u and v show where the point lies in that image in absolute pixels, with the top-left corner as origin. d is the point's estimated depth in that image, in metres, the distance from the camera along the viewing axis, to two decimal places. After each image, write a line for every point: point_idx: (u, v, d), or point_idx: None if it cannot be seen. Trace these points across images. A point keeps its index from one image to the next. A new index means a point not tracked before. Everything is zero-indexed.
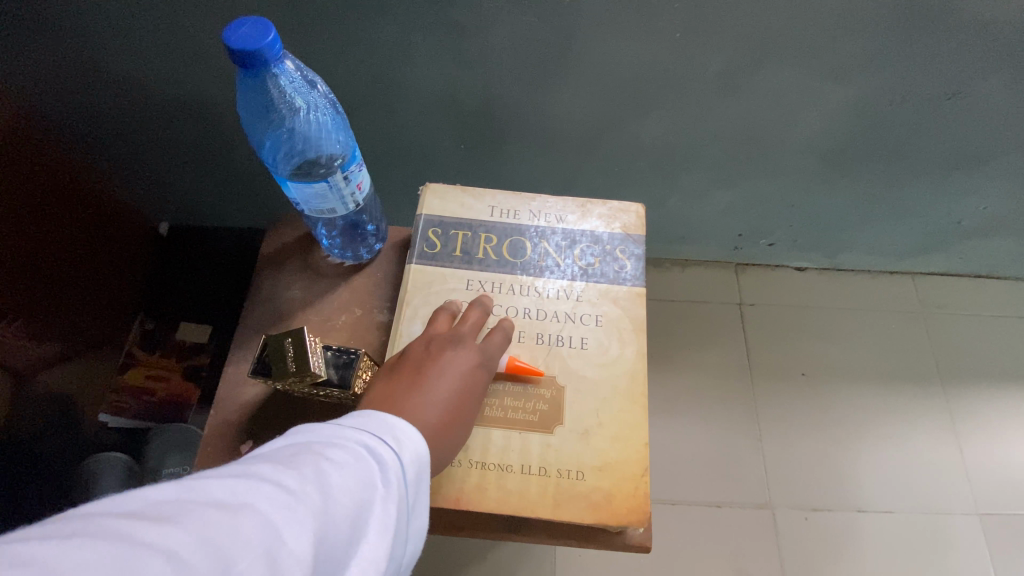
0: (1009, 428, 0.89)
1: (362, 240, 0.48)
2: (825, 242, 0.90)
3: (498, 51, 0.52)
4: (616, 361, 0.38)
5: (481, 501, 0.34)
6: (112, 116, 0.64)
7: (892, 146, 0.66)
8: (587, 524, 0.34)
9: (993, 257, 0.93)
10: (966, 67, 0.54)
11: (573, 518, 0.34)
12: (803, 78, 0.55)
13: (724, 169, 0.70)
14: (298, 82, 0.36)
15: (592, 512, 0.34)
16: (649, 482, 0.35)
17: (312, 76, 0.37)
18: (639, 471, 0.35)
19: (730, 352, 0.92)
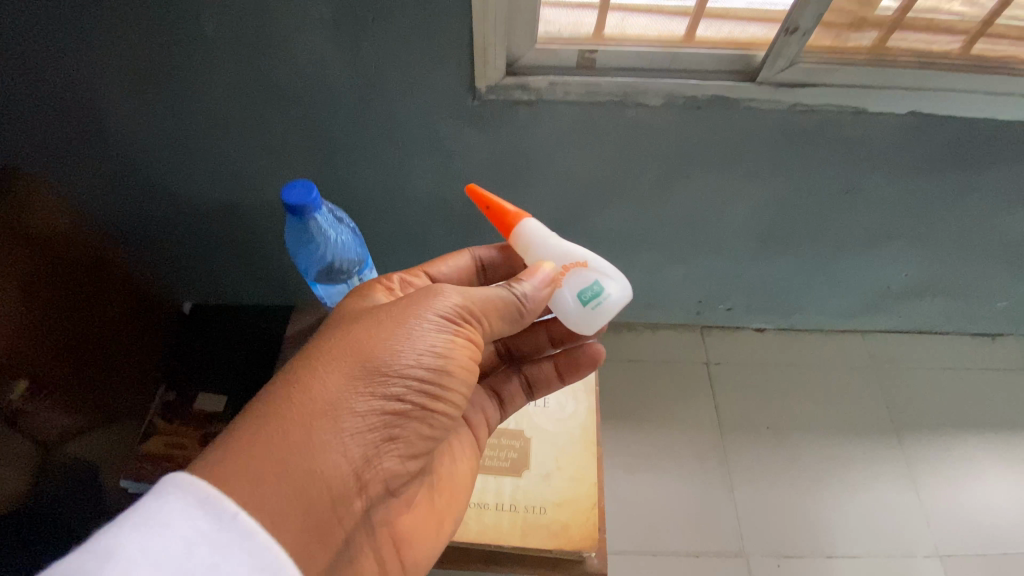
0: (962, 472, 0.96)
1: None
2: (777, 306, 1.01)
3: (478, 167, 0.65)
4: (569, 418, 0.52)
5: (466, 532, 0.46)
6: (157, 222, 0.78)
7: (812, 229, 0.79)
8: (550, 549, 0.45)
9: (929, 315, 1.04)
10: (853, 170, 0.68)
11: (539, 545, 0.45)
12: (724, 180, 0.69)
13: (675, 248, 0.83)
14: (331, 221, 0.49)
15: (553, 538, 0.45)
16: (598, 513, 0.46)
17: (335, 214, 0.50)
18: (589, 504, 0.47)
19: (701, 408, 1.01)
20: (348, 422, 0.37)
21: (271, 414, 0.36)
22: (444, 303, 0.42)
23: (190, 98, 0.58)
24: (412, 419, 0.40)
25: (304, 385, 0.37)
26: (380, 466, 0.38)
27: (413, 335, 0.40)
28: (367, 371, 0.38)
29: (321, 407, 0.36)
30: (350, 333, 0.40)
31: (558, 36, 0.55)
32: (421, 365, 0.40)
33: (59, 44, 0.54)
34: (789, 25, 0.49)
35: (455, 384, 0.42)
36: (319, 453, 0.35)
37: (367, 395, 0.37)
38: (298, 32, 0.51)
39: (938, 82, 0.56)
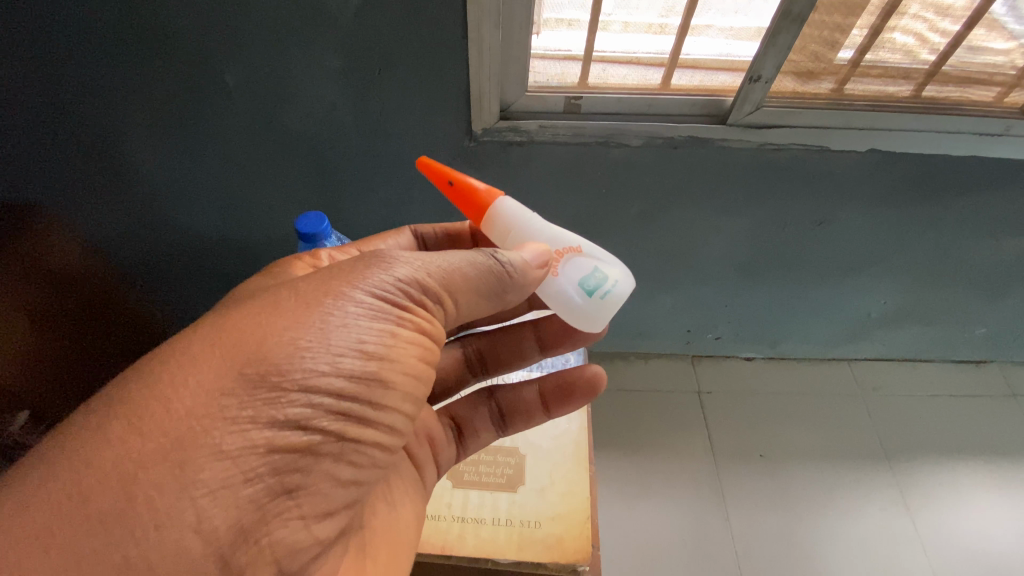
0: (954, 498, 0.97)
1: None
2: (764, 335, 1.04)
3: None
4: (563, 434, 0.56)
5: (462, 547, 0.49)
6: (169, 263, 0.79)
7: (791, 259, 0.83)
8: (545, 563, 0.48)
9: (912, 343, 1.07)
10: (824, 204, 0.73)
11: (534, 558, 0.48)
12: (703, 212, 0.73)
13: (662, 278, 0.87)
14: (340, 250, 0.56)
15: (547, 551, 0.48)
16: (590, 527, 0.50)
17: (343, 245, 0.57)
18: (582, 519, 0.50)
19: (695, 437, 1.02)
20: (211, 472, 0.29)
21: (87, 463, 0.28)
22: (378, 286, 0.36)
23: (205, 140, 0.62)
24: (320, 453, 0.33)
25: (142, 419, 0.29)
26: (271, 530, 0.32)
27: (331, 332, 0.33)
28: (251, 388, 0.31)
29: (165, 455, 0.29)
30: (229, 334, 0.32)
31: (546, 84, 0.60)
32: (339, 374, 0.33)
33: (83, 79, 0.56)
34: (753, 74, 0.54)
35: (389, 398, 0.35)
36: (157, 525, 0.28)
37: (247, 426, 0.30)
38: (310, 81, 0.56)
39: (897, 124, 0.61)
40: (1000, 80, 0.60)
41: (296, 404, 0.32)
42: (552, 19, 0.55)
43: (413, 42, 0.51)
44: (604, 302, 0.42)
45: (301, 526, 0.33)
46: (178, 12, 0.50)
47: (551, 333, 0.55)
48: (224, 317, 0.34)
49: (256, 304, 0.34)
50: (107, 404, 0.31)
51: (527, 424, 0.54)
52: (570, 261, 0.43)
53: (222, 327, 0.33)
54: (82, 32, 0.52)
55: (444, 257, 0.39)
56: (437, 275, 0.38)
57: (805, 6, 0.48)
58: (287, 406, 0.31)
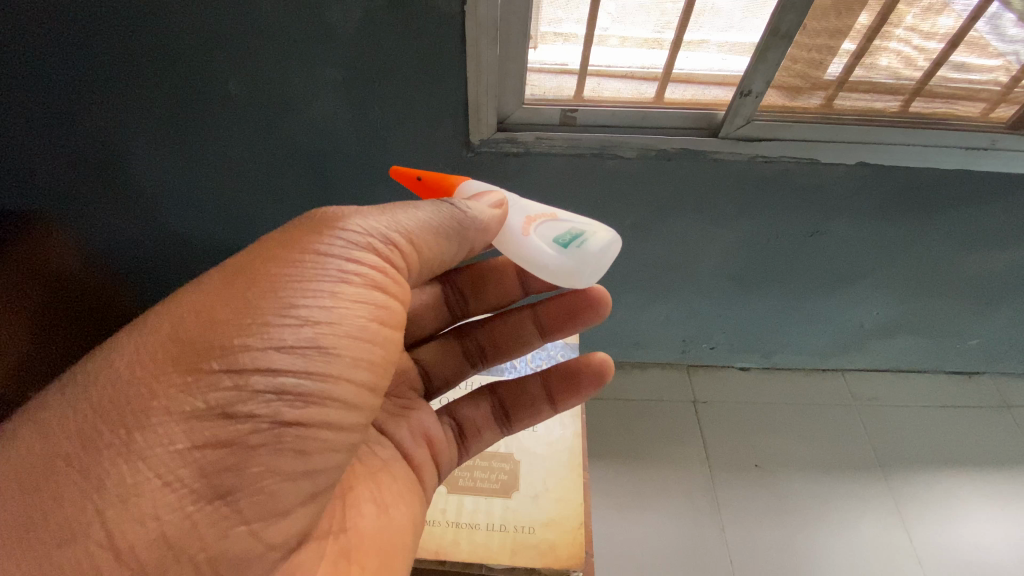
0: (949, 509, 0.97)
1: None
2: (759, 345, 1.05)
3: None
4: (558, 440, 0.58)
5: (456, 552, 0.50)
6: (169, 270, 0.81)
7: (783, 270, 0.84)
8: (538, 569, 0.49)
9: (907, 354, 1.08)
10: (814, 216, 0.74)
11: (527, 563, 0.49)
12: (696, 224, 0.75)
13: (655, 289, 0.88)
14: None
15: (541, 557, 0.49)
16: (582, 533, 0.51)
17: None
18: (574, 525, 0.51)
19: (690, 448, 1.02)
20: (121, 476, 0.31)
21: (3, 474, 0.31)
22: (312, 259, 0.37)
23: (208, 150, 0.64)
24: (255, 444, 0.33)
25: (54, 427, 0.32)
26: (209, 538, 0.33)
27: (256, 305, 0.34)
28: (170, 376, 0.32)
29: (72, 462, 0.31)
30: (149, 327, 0.34)
31: (542, 97, 0.61)
32: (270, 345, 0.34)
33: (86, 92, 0.58)
34: (743, 89, 0.56)
35: (336, 364, 0.35)
36: (64, 539, 0.30)
37: (168, 420, 0.32)
38: (310, 93, 0.57)
39: (884, 137, 0.62)
40: (985, 97, 0.61)
41: (216, 387, 0.33)
42: (548, 35, 0.56)
43: (411, 56, 0.53)
44: (583, 251, 0.40)
45: (246, 532, 0.34)
46: (181, 26, 0.52)
47: (555, 319, 0.56)
48: (150, 312, 0.36)
49: (182, 293, 0.36)
50: (31, 415, 0.33)
51: (532, 419, 0.55)
52: (546, 222, 0.42)
53: (145, 323, 0.35)
54: (82, 49, 0.54)
55: (387, 214, 0.39)
56: (376, 233, 0.39)
57: (792, 24, 0.50)
58: (206, 390, 0.32)
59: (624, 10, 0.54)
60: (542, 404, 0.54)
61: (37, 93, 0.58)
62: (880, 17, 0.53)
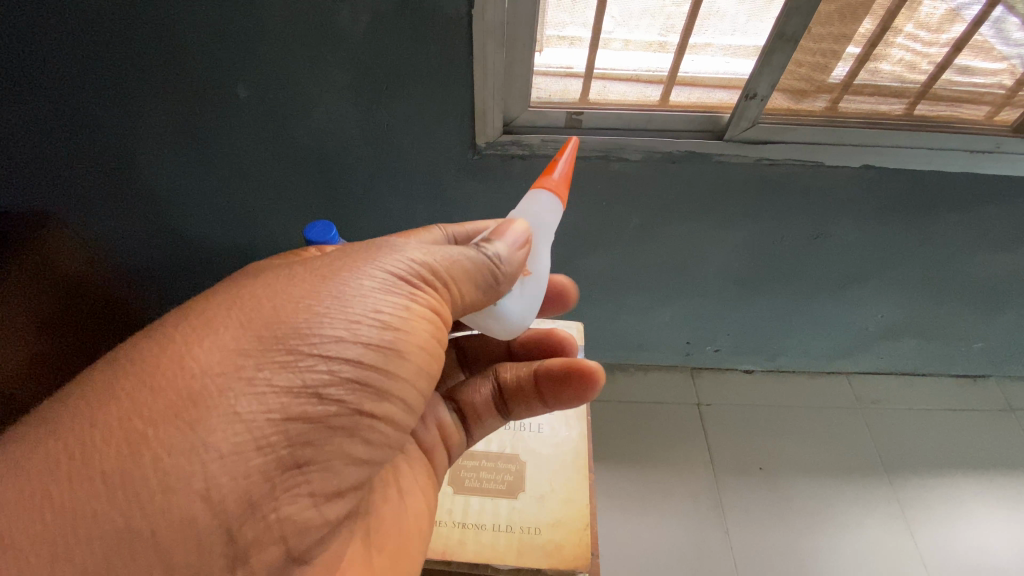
0: (955, 513, 0.97)
1: None
2: (763, 347, 1.05)
3: (477, 212, 0.72)
4: (563, 441, 0.58)
5: (462, 553, 0.50)
6: (176, 270, 0.81)
7: (788, 273, 0.84)
8: (544, 569, 0.50)
9: (911, 357, 1.08)
10: (819, 219, 0.74)
11: (534, 564, 0.50)
12: (701, 227, 0.75)
13: (660, 291, 0.88)
14: None
15: (547, 558, 0.50)
16: (588, 534, 0.52)
17: None
18: (580, 526, 0.52)
19: (694, 450, 1.02)
20: (222, 434, 0.31)
21: (95, 421, 0.31)
22: (391, 268, 0.39)
23: (215, 151, 0.64)
24: (334, 425, 0.35)
25: (154, 378, 0.32)
26: (280, 504, 0.34)
27: (347, 301, 0.36)
28: (269, 350, 0.33)
29: (176, 414, 0.31)
30: (243, 303, 0.35)
31: (548, 100, 0.62)
32: (357, 339, 0.35)
33: (97, 95, 0.59)
34: (749, 92, 0.56)
35: (405, 369, 0.38)
36: (164, 488, 0.30)
37: (264, 390, 0.33)
38: (319, 95, 0.57)
39: (889, 140, 0.63)
40: (990, 100, 0.61)
41: (313, 369, 0.34)
42: (553, 38, 0.57)
43: (420, 59, 0.53)
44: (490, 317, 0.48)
45: (309, 502, 0.35)
46: (191, 27, 0.52)
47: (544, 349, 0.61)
48: (238, 288, 0.37)
49: (269, 279, 0.37)
50: (116, 368, 0.33)
51: (528, 412, 0.54)
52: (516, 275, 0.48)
53: (236, 297, 0.36)
54: (94, 47, 0.54)
55: (445, 248, 0.41)
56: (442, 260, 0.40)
57: (799, 27, 0.50)
58: (305, 371, 0.34)
59: (629, 14, 0.54)
60: (536, 399, 0.53)
61: (45, 95, 0.59)
62: (884, 23, 0.53)
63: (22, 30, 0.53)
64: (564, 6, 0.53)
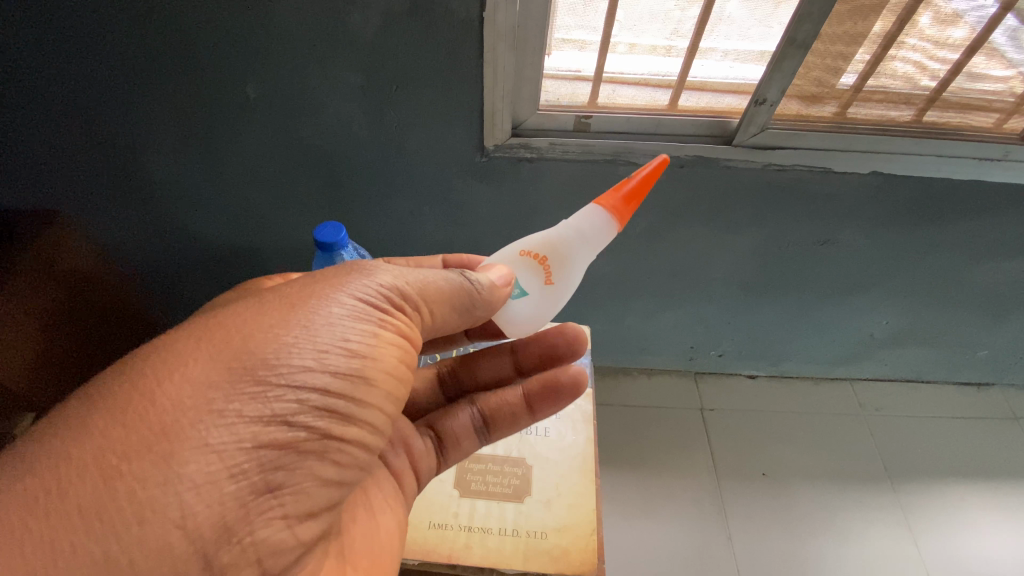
0: (956, 520, 0.97)
1: None
2: (767, 353, 1.04)
3: (483, 215, 0.72)
4: (571, 445, 0.58)
5: (469, 557, 0.50)
6: (176, 272, 0.82)
7: (793, 278, 0.84)
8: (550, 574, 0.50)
9: (916, 364, 1.07)
10: (825, 224, 0.74)
11: (540, 569, 0.50)
12: (707, 231, 0.75)
13: (664, 296, 0.88)
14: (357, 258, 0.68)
15: (554, 563, 0.50)
16: (596, 539, 0.52)
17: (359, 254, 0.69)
18: (587, 531, 0.52)
19: (699, 456, 1.02)
20: (196, 465, 0.30)
21: (69, 457, 0.29)
22: (362, 290, 0.38)
23: (221, 154, 0.64)
24: (306, 450, 0.34)
25: (126, 412, 0.30)
26: (255, 529, 0.32)
27: (316, 330, 0.35)
28: (239, 381, 0.32)
29: (150, 447, 0.29)
30: (215, 334, 0.34)
31: (556, 103, 0.62)
32: (325, 368, 0.34)
33: (104, 96, 0.59)
34: (759, 96, 0.56)
35: (372, 395, 0.37)
36: (140, 519, 0.28)
37: (233, 419, 0.31)
38: (328, 96, 0.57)
39: (898, 147, 0.63)
40: (999, 107, 0.61)
41: (278, 398, 0.33)
42: (561, 42, 0.57)
43: (429, 60, 0.53)
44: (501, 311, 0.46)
45: (283, 525, 0.33)
46: (197, 24, 0.52)
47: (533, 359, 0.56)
48: (210, 318, 0.35)
49: (240, 307, 0.36)
50: (87, 403, 0.31)
51: (511, 430, 0.54)
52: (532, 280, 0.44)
53: (208, 328, 0.34)
54: (94, 47, 0.55)
55: (412, 270, 0.41)
56: (412, 287, 0.40)
57: (809, 34, 0.50)
58: (271, 401, 0.32)
59: (636, 19, 0.54)
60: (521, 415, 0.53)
61: (51, 95, 0.59)
62: (897, 26, 0.53)
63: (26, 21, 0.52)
64: (572, 10, 0.54)
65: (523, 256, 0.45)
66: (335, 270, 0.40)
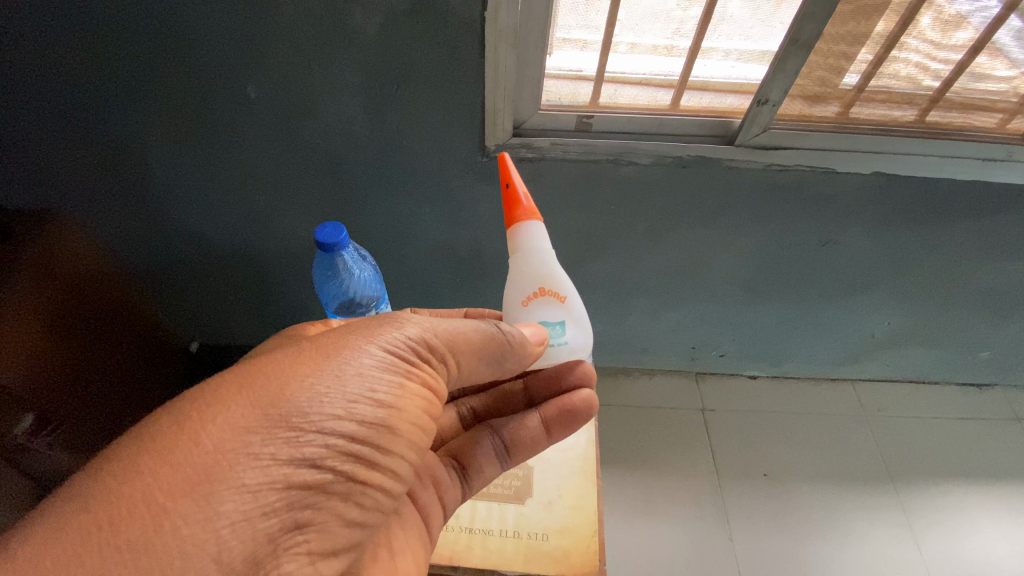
0: (959, 520, 0.96)
1: (359, 310, 0.68)
2: (767, 354, 1.04)
3: (486, 215, 0.72)
4: (572, 447, 0.58)
5: (468, 558, 0.50)
6: (179, 268, 0.82)
7: (796, 279, 0.84)
8: None
9: (915, 365, 1.07)
10: (829, 225, 0.74)
11: (540, 571, 0.50)
12: (710, 232, 0.75)
13: (666, 297, 0.88)
14: (358, 258, 0.68)
15: (555, 564, 0.50)
16: (597, 541, 0.51)
17: (361, 254, 0.69)
18: (589, 533, 0.52)
19: (698, 456, 1.02)
20: (233, 504, 0.30)
21: (117, 493, 0.29)
22: (393, 341, 0.39)
23: (227, 154, 0.64)
24: (332, 491, 0.34)
25: (174, 451, 0.30)
26: (281, 564, 0.31)
27: (347, 379, 0.35)
28: (274, 427, 0.32)
29: (193, 486, 0.29)
30: (256, 379, 0.34)
31: (558, 103, 0.61)
32: (352, 418, 0.35)
33: (109, 97, 0.59)
34: (760, 97, 0.56)
35: (394, 444, 0.37)
36: (182, 554, 0.28)
37: (268, 462, 0.31)
38: (333, 96, 0.57)
39: (901, 147, 0.62)
40: (1003, 107, 0.61)
41: (310, 443, 0.33)
42: (561, 41, 0.56)
43: (432, 60, 0.53)
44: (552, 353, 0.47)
45: (308, 561, 0.33)
46: (204, 24, 0.52)
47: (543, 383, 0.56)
48: (251, 364, 0.36)
49: (277, 354, 0.36)
50: (135, 442, 0.31)
51: (532, 452, 0.53)
52: (548, 306, 0.45)
53: (248, 374, 0.34)
54: (97, 46, 0.54)
55: (442, 321, 0.42)
56: (440, 340, 0.41)
57: (812, 33, 0.50)
58: (303, 445, 0.32)
59: (635, 18, 0.54)
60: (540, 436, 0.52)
61: (55, 94, 0.59)
62: (899, 27, 0.53)
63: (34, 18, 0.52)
64: (573, 10, 0.53)
65: (526, 305, 0.46)
66: (368, 320, 0.40)
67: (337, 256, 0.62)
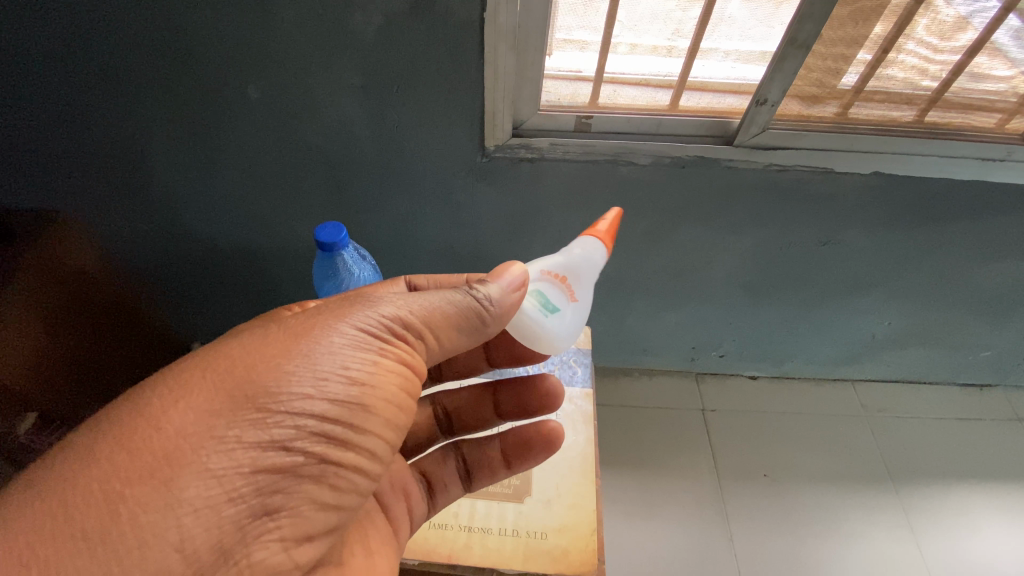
0: (958, 519, 0.96)
1: None
2: (769, 354, 1.04)
3: (486, 214, 0.72)
4: (572, 445, 0.58)
5: (469, 557, 0.51)
6: (179, 267, 0.82)
7: (795, 279, 0.84)
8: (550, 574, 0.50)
9: (917, 365, 1.07)
10: (828, 224, 0.74)
11: (540, 569, 0.50)
12: (709, 232, 0.75)
13: (665, 297, 0.88)
14: (358, 258, 0.68)
15: (554, 562, 0.50)
16: (596, 540, 0.52)
17: (361, 253, 0.69)
18: (588, 531, 0.52)
19: (700, 456, 1.02)
20: (196, 490, 0.30)
21: (75, 484, 0.29)
22: (364, 319, 0.38)
23: (223, 152, 0.64)
24: (303, 475, 0.33)
25: (131, 439, 0.31)
26: (251, 552, 0.32)
27: (317, 358, 0.35)
28: (241, 409, 0.32)
29: (150, 473, 0.30)
30: (221, 363, 0.34)
31: (558, 103, 0.62)
32: (324, 396, 0.34)
33: (104, 97, 0.59)
34: (760, 97, 0.56)
35: (371, 422, 0.36)
36: (141, 543, 0.29)
37: (233, 445, 0.31)
38: (330, 94, 0.57)
39: (900, 147, 0.62)
40: (1002, 107, 0.61)
41: (277, 425, 0.33)
42: (561, 42, 0.57)
43: (430, 59, 0.53)
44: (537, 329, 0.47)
45: (280, 547, 0.33)
46: (202, 24, 0.52)
47: (511, 404, 0.55)
48: (214, 348, 0.36)
49: (245, 337, 0.36)
50: (95, 431, 0.32)
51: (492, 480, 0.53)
52: (555, 294, 0.48)
53: (213, 357, 0.35)
54: (95, 47, 0.54)
55: (416, 294, 0.41)
56: (416, 315, 0.40)
57: (811, 34, 0.50)
58: (271, 427, 0.32)
59: (637, 18, 0.54)
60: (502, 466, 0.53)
61: (53, 94, 0.59)
62: (897, 28, 0.53)
63: (25, 24, 0.52)
64: (573, 11, 0.54)
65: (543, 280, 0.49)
66: (340, 300, 0.40)
67: (337, 256, 0.62)
